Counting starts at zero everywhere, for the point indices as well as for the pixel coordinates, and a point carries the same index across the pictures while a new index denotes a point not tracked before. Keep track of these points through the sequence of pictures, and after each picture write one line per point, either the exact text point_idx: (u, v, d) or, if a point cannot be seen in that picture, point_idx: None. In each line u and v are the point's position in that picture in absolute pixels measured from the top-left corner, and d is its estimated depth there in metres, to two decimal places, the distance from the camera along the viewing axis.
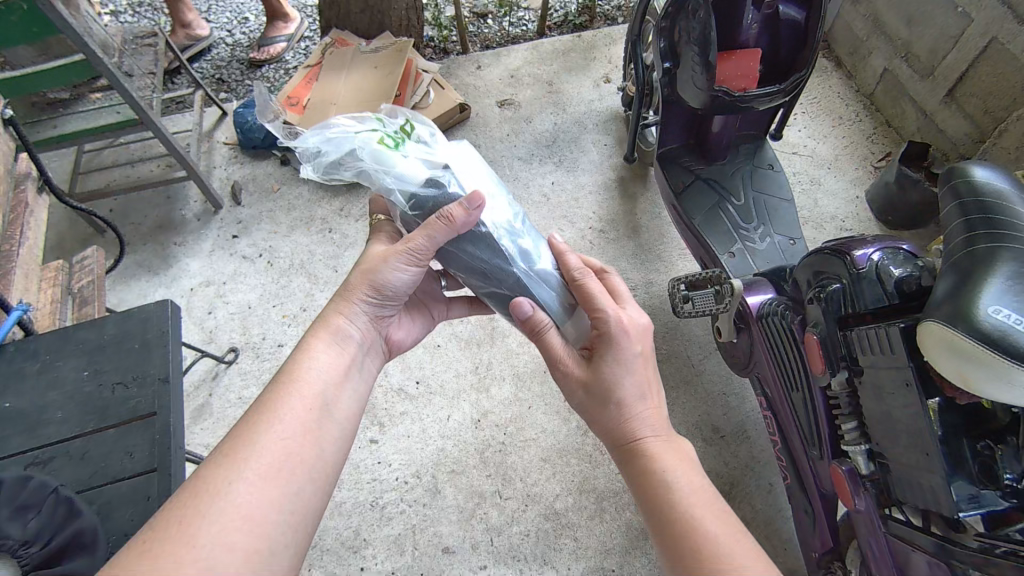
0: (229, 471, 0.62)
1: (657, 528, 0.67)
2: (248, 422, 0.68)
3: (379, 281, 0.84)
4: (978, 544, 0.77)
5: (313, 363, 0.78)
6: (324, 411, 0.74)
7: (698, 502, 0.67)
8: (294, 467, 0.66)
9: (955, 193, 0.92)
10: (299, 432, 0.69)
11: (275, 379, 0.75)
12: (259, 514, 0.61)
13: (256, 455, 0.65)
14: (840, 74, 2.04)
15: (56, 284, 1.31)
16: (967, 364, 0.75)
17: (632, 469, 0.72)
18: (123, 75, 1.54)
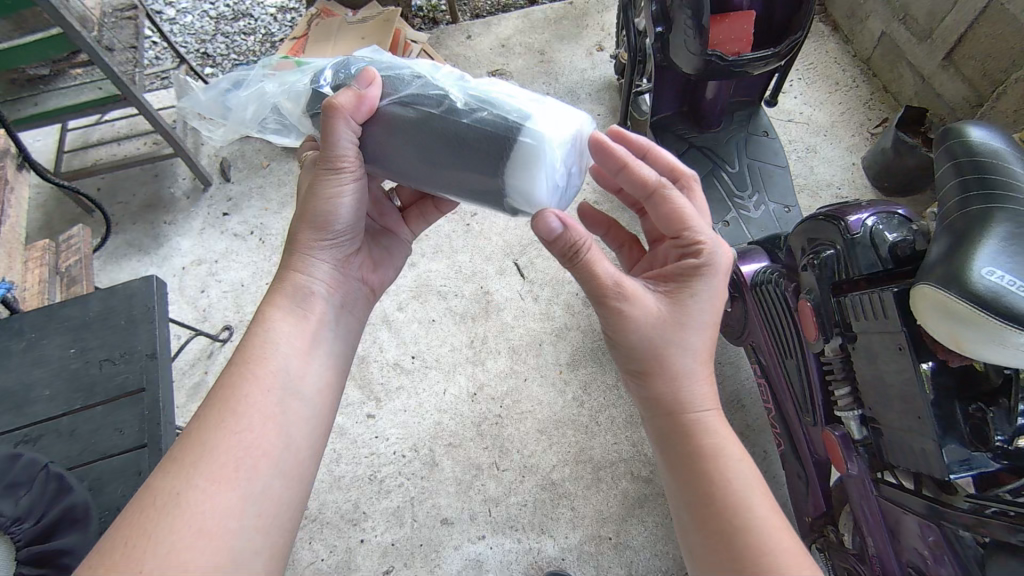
0: (177, 480, 0.61)
1: (718, 523, 0.62)
2: (197, 423, 0.66)
3: (320, 220, 0.80)
4: (969, 505, 0.78)
5: (270, 338, 0.75)
6: (286, 391, 0.73)
7: (772, 518, 0.61)
8: (254, 465, 0.65)
9: (950, 154, 0.91)
10: (259, 424, 0.68)
11: (231, 362, 0.73)
12: (216, 525, 0.60)
13: (205, 458, 0.63)
14: (837, 39, 2.00)
15: (42, 265, 1.29)
16: (960, 326, 0.74)
17: (683, 455, 0.67)
18: (103, 49, 1.50)
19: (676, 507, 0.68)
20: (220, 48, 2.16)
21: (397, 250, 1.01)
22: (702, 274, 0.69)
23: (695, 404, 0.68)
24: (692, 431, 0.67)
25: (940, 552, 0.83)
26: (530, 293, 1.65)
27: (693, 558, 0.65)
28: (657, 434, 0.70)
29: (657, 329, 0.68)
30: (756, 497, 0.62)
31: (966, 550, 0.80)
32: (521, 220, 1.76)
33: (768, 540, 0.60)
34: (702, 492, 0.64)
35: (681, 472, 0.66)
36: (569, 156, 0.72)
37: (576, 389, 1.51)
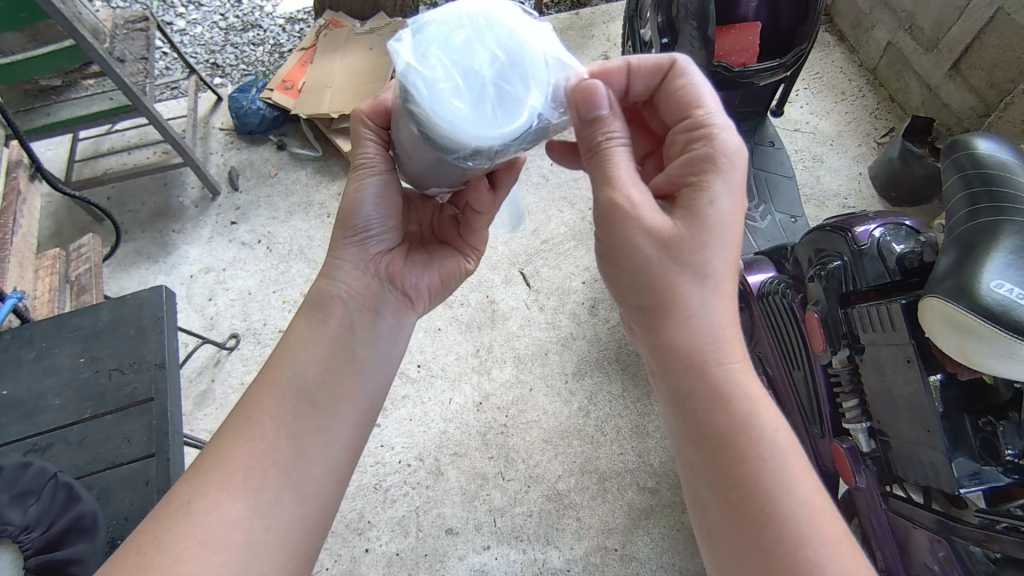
0: (192, 488, 0.63)
1: (748, 500, 0.54)
2: (219, 434, 0.68)
3: (345, 217, 0.81)
4: (980, 520, 0.77)
5: (295, 346, 0.75)
6: (303, 398, 0.71)
7: (809, 499, 0.53)
8: (265, 475, 0.65)
9: (958, 165, 0.91)
10: (271, 432, 0.68)
11: (258, 371, 0.74)
12: (220, 539, 0.60)
13: (217, 467, 0.65)
14: (843, 49, 2.00)
15: (53, 273, 1.30)
16: (968, 339, 0.74)
17: (708, 422, 0.58)
18: (115, 60, 1.52)
19: (690, 478, 0.60)
20: (230, 58, 2.18)
21: (448, 261, 0.92)
22: (714, 171, 0.61)
23: (720, 358, 0.59)
24: (717, 391, 0.58)
25: (949, 567, 0.83)
26: (536, 302, 1.65)
27: (708, 539, 0.58)
28: (671, 393, 0.61)
29: (667, 249, 0.59)
30: (790, 473, 0.54)
31: (977, 566, 0.79)
32: (527, 229, 1.76)
33: (804, 527, 0.52)
34: (724, 463, 0.56)
35: (703, 438, 0.58)
36: (452, 49, 0.60)
37: (582, 399, 1.51)
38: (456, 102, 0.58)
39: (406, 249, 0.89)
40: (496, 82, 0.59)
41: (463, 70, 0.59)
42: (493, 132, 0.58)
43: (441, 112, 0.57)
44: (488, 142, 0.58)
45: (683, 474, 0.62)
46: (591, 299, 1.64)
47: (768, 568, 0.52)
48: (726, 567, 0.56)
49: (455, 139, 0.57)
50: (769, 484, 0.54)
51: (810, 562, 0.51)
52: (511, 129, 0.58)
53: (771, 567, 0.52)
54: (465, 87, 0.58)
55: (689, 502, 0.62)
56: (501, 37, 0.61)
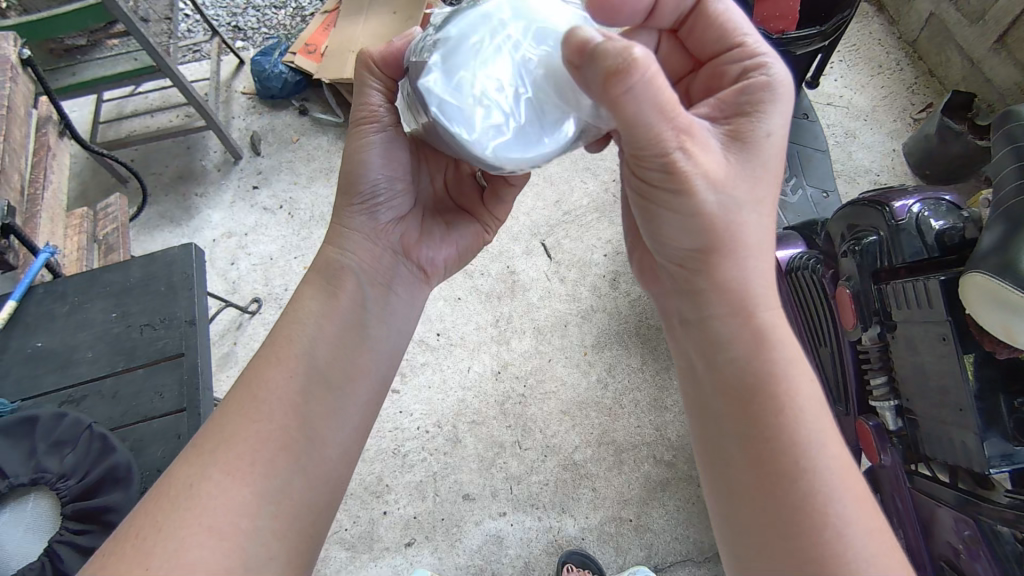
0: (195, 470, 0.63)
1: (776, 453, 0.54)
2: (223, 414, 0.68)
3: (351, 180, 0.79)
4: (1009, 501, 0.78)
5: (304, 320, 0.75)
6: (311, 377, 0.71)
7: (838, 455, 0.54)
8: (273, 459, 0.66)
9: (1009, 137, 0.88)
10: (279, 413, 0.68)
11: (266, 345, 0.74)
12: (229, 526, 0.60)
13: (221, 449, 0.65)
14: (882, 20, 1.93)
15: (81, 232, 1.32)
16: (1012, 317, 0.73)
17: (749, 373, 0.56)
18: (139, 20, 1.50)
19: (716, 425, 0.59)
20: (251, 21, 2.16)
21: (465, 231, 0.90)
22: (770, 100, 0.60)
23: (763, 306, 0.59)
24: (761, 335, 0.57)
25: (975, 547, 0.80)
26: (557, 274, 1.64)
27: (724, 491, 0.58)
28: (705, 336, 0.60)
29: (718, 185, 0.56)
30: (823, 434, 0.54)
31: (1004, 547, 0.76)
32: (549, 200, 1.74)
33: (831, 489, 0.53)
34: (761, 416, 0.55)
35: (743, 390, 0.56)
36: (489, 72, 0.60)
37: (601, 371, 1.50)
38: (499, 130, 0.60)
39: (421, 217, 0.87)
40: (541, 98, 0.61)
41: (509, 90, 0.60)
42: (544, 148, 0.62)
43: (485, 146, 0.60)
44: (533, 160, 0.63)
45: (703, 425, 0.61)
46: (612, 272, 1.63)
47: (796, 524, 0.52)
48: (738, 518, 0.56)
49: (500, 164, 0.62)
50: (801, 442, 0.53)
51: (839, 519, 0.52)
52: (560, 139, 0.63)
53: (796, 522, 0.52)
54: (502, 116, 0.60)
55: (702, 453, 0.61)
56: (544, 42, 0.61)
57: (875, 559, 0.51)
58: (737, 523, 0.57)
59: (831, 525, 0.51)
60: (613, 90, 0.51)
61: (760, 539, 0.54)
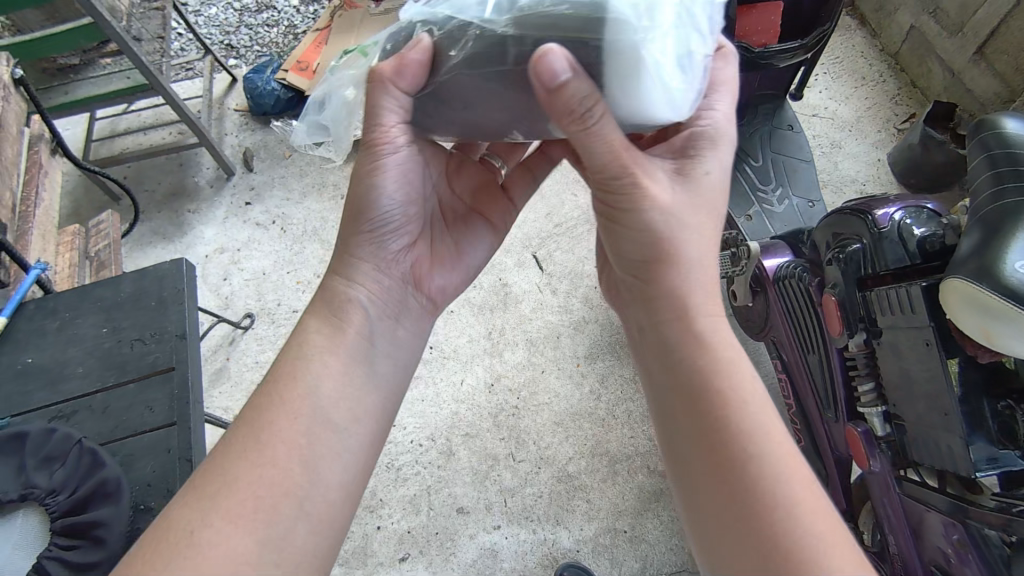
0: (196, 516, 0.61)
1: (717, 442, 0.55)
2: (220, 456, 0.66)
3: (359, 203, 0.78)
4: (996, 504, 0.78)
5: (310, 360, 0.73)
6: (318, 418, 0.69)
7: (784, 443, 0.55)
8: (277, 504, 0.63)
9: (984, 145, 0.90)
10: (282, 454, 0.66)
11: (268, 381, 0.72)
12: (228, 572, 0.58)
13: (222, 494, 0.62)
14: (865, 33, 1.97)
15: (73, 249, 1.33)
16: (991, 319, 0.74)
17: (692, 370, 0.59)
18: (133, 39, 1.52)
19: (671, 426, 0.61)
20: (244, 39, 2.18)
21: (475, 245, 0.92)
22: (704, 150, 0.66)
23: (703, 313, 0.62)
24: (702, 337, 0.61)
25: (964, 551, 0.82)
26: (548, 286, 1.65)
27: (688, 490, 0.58)
28: (659, 344, 0.64)
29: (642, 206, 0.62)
30: (767, 426, 0.55)
31: (992, 550, 0.79)
32: (540, 213, 1.75)
33: (778, 475, 0.53)
34: (706, 409, 0.57)
35: (686, 389, 0.59)
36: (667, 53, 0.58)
37: (594, 382, 1.51)
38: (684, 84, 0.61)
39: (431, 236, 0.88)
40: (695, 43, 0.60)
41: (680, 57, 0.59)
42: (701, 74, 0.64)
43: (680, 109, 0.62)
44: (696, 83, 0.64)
45: (663, 430, 0.62)
46: None
47: (745, 507, 0.52)
48: (702, 516, 0.56)
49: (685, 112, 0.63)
50: (741, 429, 0.55)
51: (786, 499, 0.51)
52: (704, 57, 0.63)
53: (744, 508, 0.52)
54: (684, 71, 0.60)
55: (667, 456, 0.62)
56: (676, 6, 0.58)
57: (824, 536, 0.50)
58: (702, 522, 0.57)
59: (779, 509, 0.51)
60: (569, 126, 0.59)
61: (721, 534, 0.54)
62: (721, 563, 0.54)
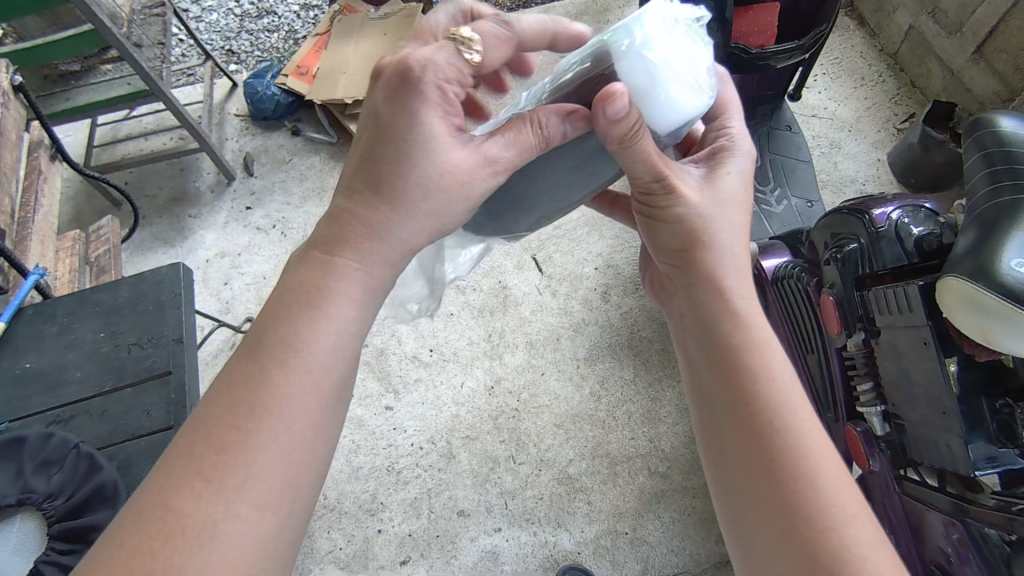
0: (211, 506, 0.51)
1: (746, 412, 0.57)
2: (231, 431, 0.54)
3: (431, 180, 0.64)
4: (996, 502, 0.78)
5: (333, 322, 0.60)
6: (343, 393, 0.60)
7: (810, 418, 0.56)
8: (300, 483, 0.56)
9: (979, 144, 0.90)
10: (310, 432, 0.57)
11: (268, 349, 0.57)
12: (250, 559, 0.51)
13: (243, 478, 0.53)
14: (863, 34, 1.96)
15: (73, 254, 1.33)
16: (987, 318, 0.74)
17: (726, 345, 0.61)
18: (133, 45, 1.52)
19: (703, 398, 0.62)
20: (245, 45, 2.19)
21: None
22: (730, 155, 0.71)
23: (738, 292, 0.64)
24: (734, 315, 0.62)
25: (964, 551, 0.81)
26: (548, 288, 1.65)
27: (717, 461, 0.59)
28: (696, 319, 0.65)
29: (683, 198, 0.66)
30: (795, 401, 0.57)
31: (993, 550, 0.78)
32: None
33: (802, 447, 0.54)
34: (740, 381, 0.58)
35: (719, 363, 0.61)
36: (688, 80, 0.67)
37: (594, 383, 1.51)
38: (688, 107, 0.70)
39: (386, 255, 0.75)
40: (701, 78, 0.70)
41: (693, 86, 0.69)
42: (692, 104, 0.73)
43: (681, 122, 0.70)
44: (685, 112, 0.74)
45: (694, 404, 0.64)
46: (603, 285, 1.64)
47: (773, 476, 0.53)
48: (729, 487, 0.57)
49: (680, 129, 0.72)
50: (771, 401, 0.56)
51: (810, 470, 0.53)
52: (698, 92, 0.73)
53: (770, 476, 0.54)
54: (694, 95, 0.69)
55: (698, 430, 0.64)
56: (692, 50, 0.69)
57: (845, 507, 0.52)
58: (728, 492, 0.58)
59: (803, 478, 0.53)
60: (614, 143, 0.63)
61: (749, 503, 0.55)
62: (743, 533, 0.55)
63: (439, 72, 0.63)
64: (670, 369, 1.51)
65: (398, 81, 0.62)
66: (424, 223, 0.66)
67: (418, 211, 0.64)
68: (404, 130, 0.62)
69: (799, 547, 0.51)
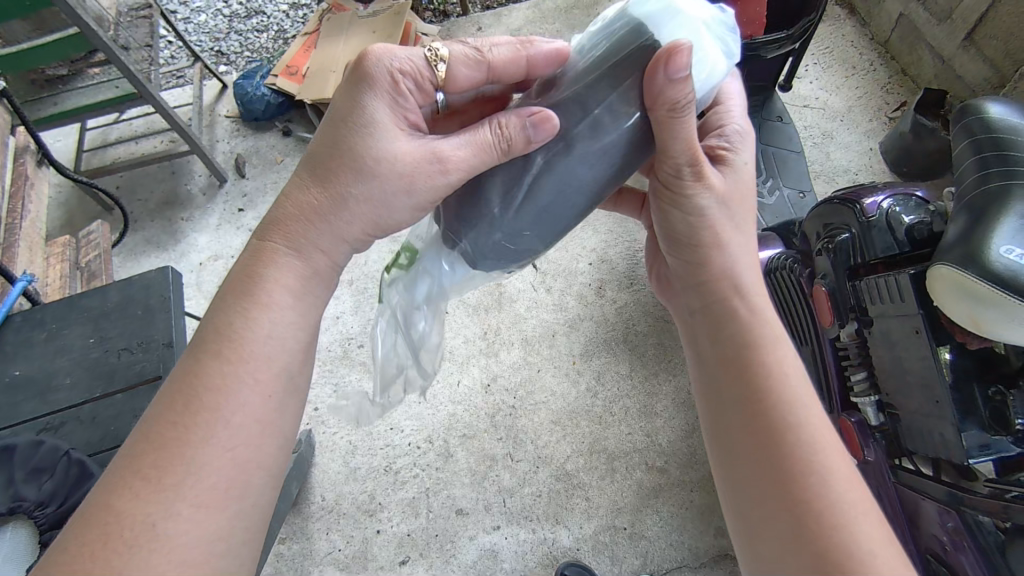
0: (151, 503, 0.53)
1: (759, 409, 0.57)
2: (171, 429, 0.57)
3: (375, 166, 0.67)
4: (989, 490, 0.77)
5: (266, 320, 0.64)
6: (286, 390, 0.64)
7: (822, 416, 0.56)
8: (248, 477, 0.58)
9: (968, 131, 0.90)
10: (251, 425, 0.60)
11: (206, 343, 0.62)
12: (198, 554, 0.54)
13: (185, 474, 0.55)
14: (855, 23, 1.96)
15: (63, 261, 1.33)
16: (977, 306, 0.74)
17: (741, 343, 0.61)
18: (120, 48, 1.51)
19: (715, 396, 0.61)
20: (234, 46, 2.18)
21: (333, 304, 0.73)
22: (736, 147, 0.70)
23: (752, 289, 0.64)
24: (748, 314, 0.62)
25: (959, 539, 0.82)
26: (543, 285, 1.65)
27: (728, 459, 0.59)
28: (709, 318, 0.65)
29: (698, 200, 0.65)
30: (808, 400, 0.57)
31: (987, 536, 0.79)
32: None
33: (813, 444, 0.54)
34: (753, 378, 0.58)
35: (733, 360, 0.60)
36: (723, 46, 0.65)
37: (590, 379, 1.51)
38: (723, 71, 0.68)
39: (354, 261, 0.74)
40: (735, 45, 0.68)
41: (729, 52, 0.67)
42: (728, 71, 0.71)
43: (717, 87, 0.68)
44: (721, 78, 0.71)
45: (705, 401, 0.64)
46: (598, 280, 1.64)
47: (783, 472, 0.53)
48: (739, 485, 0.57)
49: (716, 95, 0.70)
50: (785, 399, 0.56)
51: (822, 468, 0.53)
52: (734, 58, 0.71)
53: (782, 473, 0.53)
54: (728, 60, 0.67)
55: (708, 429, 0.63)
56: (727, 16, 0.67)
57: (855, 505, 0.51)
58: (738, 490, 0.57)
59: (816, 475, 0.52)
60: (659, 112, 0.63)
61: (760, 500, 0.55)
62: (753, 530, 0.55)
63: (394, 62, 0.67)
64: (666, 363, 1.51)
65: (354, 76, 0.68)
66: (359, 217, 0.69)
67: (354, 200, 0.68)
68: (352, 115, 0.67)
69: (808, 543, 0.50)
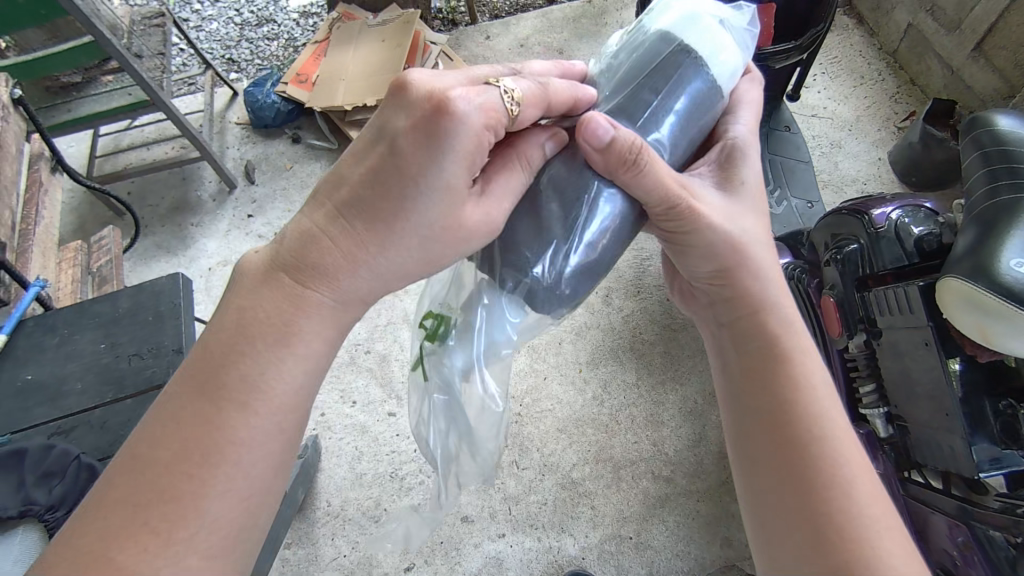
0: (154, 556, 0.53)
1: (785, 422, 0.56)
2: (180, 476, 0.55)
3: (438, 226, 0.63)
4: (1000, 504, 0.77)
5: (285, 361, 0.61)
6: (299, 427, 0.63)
7: (846, 430, 0.56)
8: (251, 523, 0.59)
9: (977, 142, 0.90)
10: (263, 472, 0.59)
11: (218, 388, 0.58)
12: None
13: (191, 525, 0.55)
14: (863, 32, 1.96)
15: (75, 265, 1.34)
16: (988, 319, 0.73)
17: (767, 356, 0.61)
18: (134, 56, 1.53)
19: (739, 409, 0.61)
20: (245, 53, 2.20)
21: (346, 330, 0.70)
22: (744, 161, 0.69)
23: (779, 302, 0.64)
24: (774, 327, 0.62)
25: (970, 553, 0.81)
26: None
27: (749, 471, 0.58)
28: (735, 330, 0.65)
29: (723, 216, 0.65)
30: (834, 413, 0.56)
31: (998, 552, 0.78)
32: None
33: (838, 457, 0.54)
34: (777, 390, 0.58)
35: (760, 371, 0.60)
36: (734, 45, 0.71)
37: (596, 388, 1.50)
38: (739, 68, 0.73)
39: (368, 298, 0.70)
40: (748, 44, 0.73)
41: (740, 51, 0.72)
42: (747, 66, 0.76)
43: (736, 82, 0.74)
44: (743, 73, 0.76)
45: (727, 413, 0.64)
46: (604, 289, 1.64)
47: (805, 483, 0.53)
48: (759, 495, 0.57)
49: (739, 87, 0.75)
50: (812, 412, 0.56)
51: (843, 480, 0.53)
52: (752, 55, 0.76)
53: (804, 485, 0.53)
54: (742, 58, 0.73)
55: (729, 440, 0.63)
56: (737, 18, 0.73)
57: (877, 518, 0.51)
58: (757, 501, 0.57)
59: (838, 487, 0.52)
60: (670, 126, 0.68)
61: (780, 512, 0.54)
62: (769, 541, 0.55)
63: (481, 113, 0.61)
64: (673, 372, 1.51)
65: (425, 130, 0.59)
66: (412, 270, 0.66)
67: (408, 254, 0.64)
68: (417, 169, 0.60)
69: (827, 557, 0.50)
